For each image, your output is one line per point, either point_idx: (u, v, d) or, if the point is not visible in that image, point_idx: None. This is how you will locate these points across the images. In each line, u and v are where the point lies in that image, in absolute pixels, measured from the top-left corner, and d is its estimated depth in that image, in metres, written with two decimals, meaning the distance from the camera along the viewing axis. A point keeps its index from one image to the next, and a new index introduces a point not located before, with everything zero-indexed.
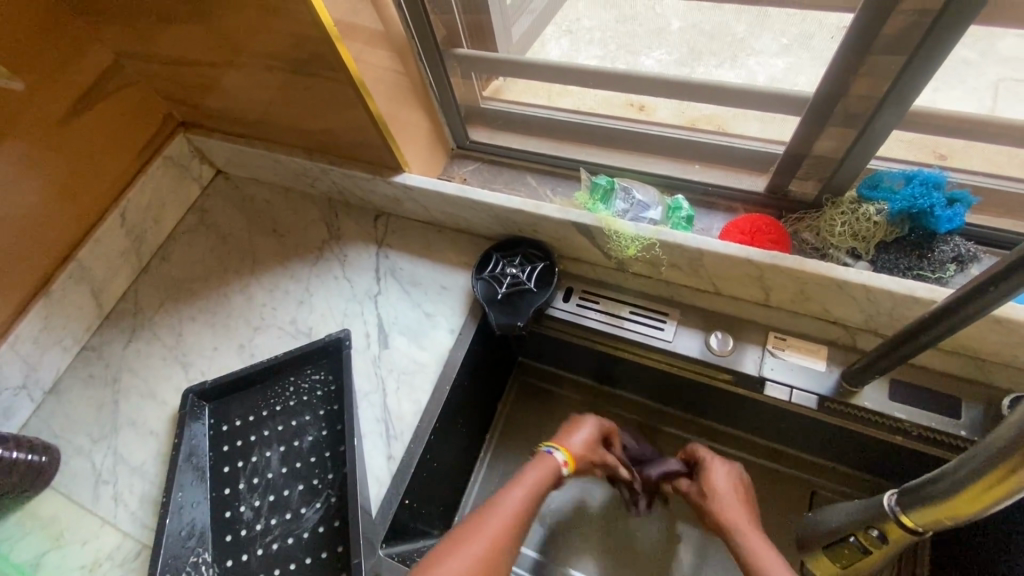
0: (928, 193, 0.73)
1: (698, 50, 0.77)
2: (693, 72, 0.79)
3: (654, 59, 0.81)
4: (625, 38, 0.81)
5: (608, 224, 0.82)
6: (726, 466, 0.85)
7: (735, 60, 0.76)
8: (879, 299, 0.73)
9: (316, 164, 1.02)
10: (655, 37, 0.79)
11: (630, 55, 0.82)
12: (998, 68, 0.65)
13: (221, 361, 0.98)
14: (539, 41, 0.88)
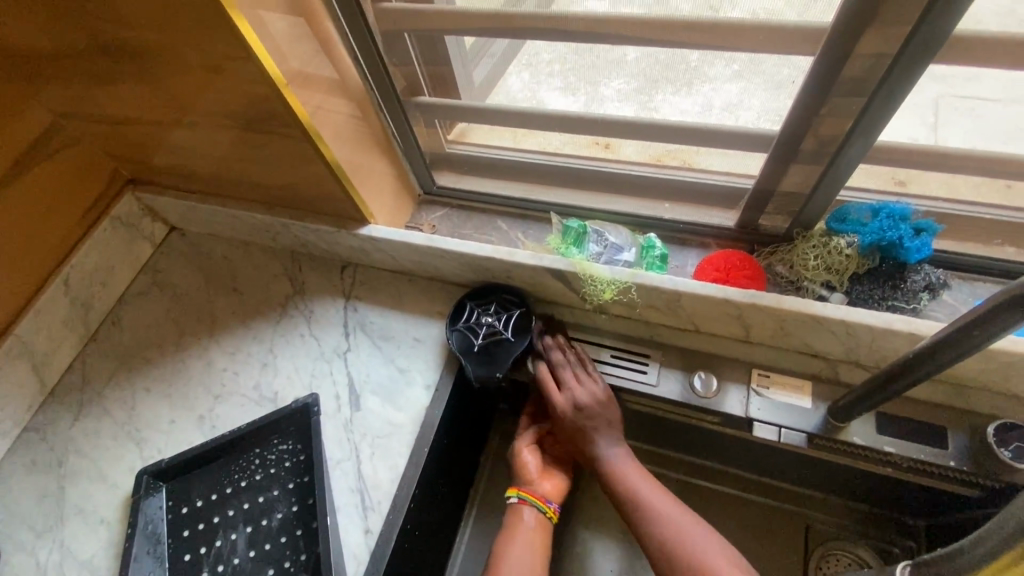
0: (895, 225, 0.74)
1: (654, 79, 0.74)
2: (652, 100, 0.77)
3: (615, 88, 0.78)
4: (584, 69, 0.77)
5: (583, 269, 0.81)
6: (573, 394, 0.81)
7: (691, 87, 0.73)
8: (859, 333, 0.72)
9: (275, 219, 0.97)
10: (614, 66, 0.75)
11: (588, 85, 0.79)
12: (936, 86, 0.65)
13: (178, 435, 0.91)
14: (501, 82, 0.86)
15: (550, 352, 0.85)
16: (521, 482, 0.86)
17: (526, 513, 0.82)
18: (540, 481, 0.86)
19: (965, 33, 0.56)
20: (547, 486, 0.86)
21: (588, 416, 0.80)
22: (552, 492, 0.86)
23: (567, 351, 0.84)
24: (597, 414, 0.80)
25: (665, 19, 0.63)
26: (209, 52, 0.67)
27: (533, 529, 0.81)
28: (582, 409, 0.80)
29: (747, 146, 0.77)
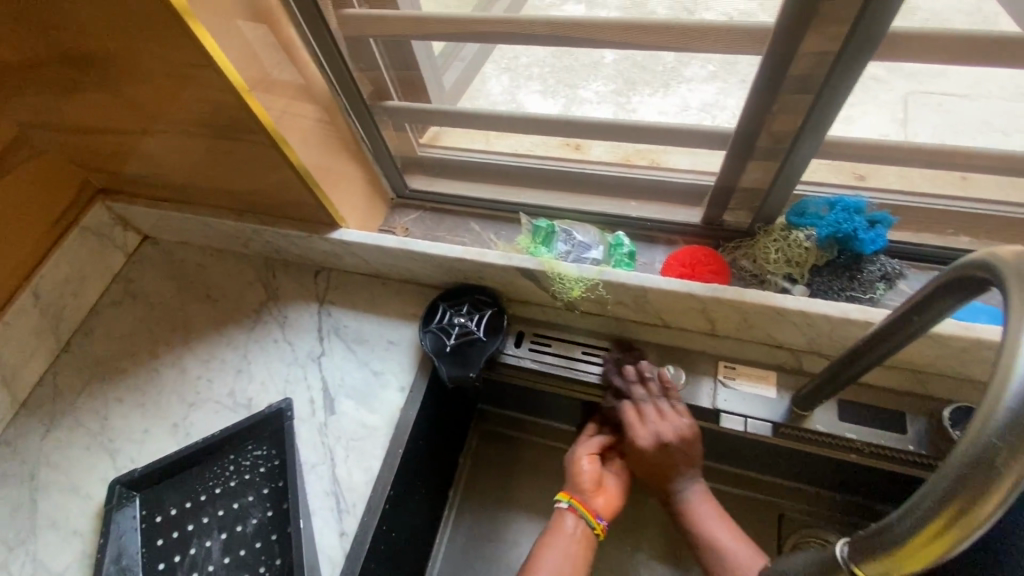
0: (850, 218, 0.76)
1: (633, 81, 0.77)
2: (630, 103, 0.79)
3: (593, 91, 0.81)
4: (563, 73, 0.81)
5: (551, 268, 0.82)
6: (656, 430, 0.79)
7: (668, 88, 0.76)
8: (818, 323, 0.74)
9: (247, 226, 0.98)
10: (591, 69, 0.79)
11: (569, 88, 0.82)
12: (905, 83, 0.69)
13: (152, 445, 0.90)
14: (479, 81, 0.87)
15: (636, 382, 0.82)
16: (575, 490, 0.82)
17: (569, 517, 0.79)
18: (594, 493, 0.82)
19: (899, 30, 0.58)
20: (600, 501, 0.82)
21: (675, 454, 0.79)
22: (603, 507, 0.82)
23: (653, 382, 0.81)
24: (680, 452, 0.79)
25: (622, 22, 0.65)
26: (170, 60, 0.68)
27: (579, 548, 0.78)
28: (667, 447, 0.78)
29: (706, 143, 0.79)
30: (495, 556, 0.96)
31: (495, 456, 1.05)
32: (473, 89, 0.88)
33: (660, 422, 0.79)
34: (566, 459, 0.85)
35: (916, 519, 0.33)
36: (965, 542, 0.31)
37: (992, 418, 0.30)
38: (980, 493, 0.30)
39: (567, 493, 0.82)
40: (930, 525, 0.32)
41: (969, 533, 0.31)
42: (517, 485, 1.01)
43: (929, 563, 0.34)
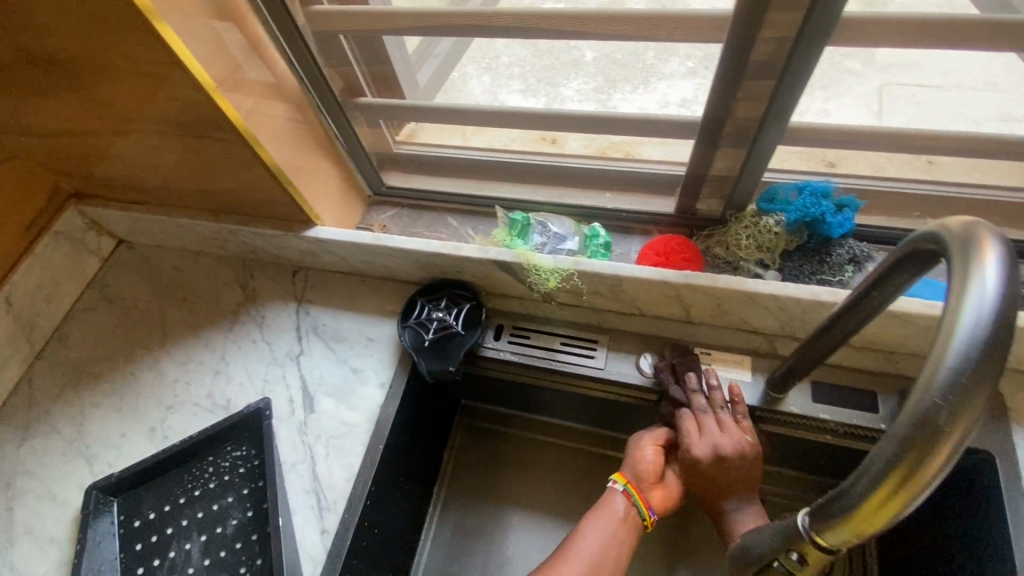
0: (818, 202, 0.77)
1: (613, 78, 0.80)
2: (610, 99, 0.82)
3: (574, 89, 0.83)
4: (544, 71, 0.83)
5: (527, 259, 0.82)
6: (714, 441, 0.72)
7: (648, 84, 0.80)
8: (789, 307, 0.75)
9: (223, 226, 0.97)
10: (571, 68, 0.82)
11: (550, 86, 0.84)
12: (881, 75, 0.74)
13: (130, 449, 0.89)
14: (460, 79, 0.88)
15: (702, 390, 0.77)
16: (635, 478, 0.75)
17: (615, 502, 0.74)
18: (653, 485, 0.75)
19: (853, 15, 0.60)
20: (656, 495, 0.75)
21: (731, 470, 0.72)
22: (659, 502, 0.75)
23: (717, 393, 0.76)
24: (736, 470, 0.72)
25: (589, 14, 0.66)
26: (135, 58, 0.67)
27: (624, 538, 0.72)
28: (721, 461, 0.72)
29: (675, 132, 0.80)
30: (480, 551, 0.96)
31: (479, 451, 1.05)
32: (455, 87, 0.89)
33: (720, 434, 0.73)
34: (625, 446, 0.79)
35: (868, 483, 0.33)
36: (916, 500, 0.32)
37: (933, 379, 0.31)
38: (926, 452, 0.31)
39: (623, 479, 0.76)
40: (884, 486, 0.32)
41: (918, 491, 0.32)
42: (502, 479, 1.02)
43: (881, 525, 0.34)
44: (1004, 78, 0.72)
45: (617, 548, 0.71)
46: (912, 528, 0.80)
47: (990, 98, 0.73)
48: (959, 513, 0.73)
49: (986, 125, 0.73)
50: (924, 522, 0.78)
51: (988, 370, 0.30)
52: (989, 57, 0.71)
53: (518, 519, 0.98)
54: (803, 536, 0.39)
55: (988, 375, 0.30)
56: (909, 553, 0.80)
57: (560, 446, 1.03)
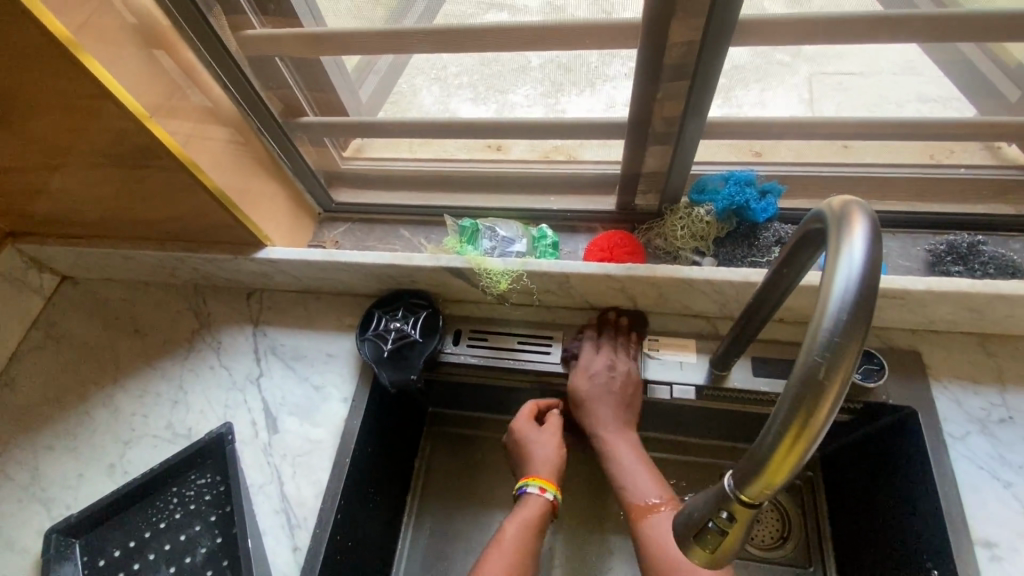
0: (742, 190, 0.84)
1: (559, 83, 0.79)
2: (558, 103, 0.81)
3: (522, 95, 0.82)
4: (493, 79, 0.81)
5: (478, 263, 0.85)
6: (584, 371, 0.84)
7: (594, 88, 0.78)
8: (724, 290, 0.80)
9: (170, 255, 0.96)
10: (518, 74, 0.79)
11: (498, 94, 0.83)
12: (808, 66, 0.76)
13: (89, 488, 0.88)
14: (410, 91, 0.86)
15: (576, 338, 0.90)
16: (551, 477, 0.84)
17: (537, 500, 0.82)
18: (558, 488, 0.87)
19: (751, 18, 0.65)
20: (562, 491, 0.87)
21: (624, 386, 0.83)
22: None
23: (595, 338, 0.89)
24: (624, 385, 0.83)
25: (519, 28, 0.69)
26: (62, 91, 0.67)
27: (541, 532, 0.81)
28: (617, 373, 0.83)
29: (607, 134, 0.84)
30: (457, 553, 0.98)
31: (450, 456, 1.07)
32: (405, 100, 0.87)
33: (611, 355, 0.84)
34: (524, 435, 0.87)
35: (772, 438, 0.37)
36: (812, 447, 0.36)
37: (814, 341, 0.35)
38: (816, 403, 0.35)
39: (550, 486, 0.83)
40: (785, 441, 0.36)
41: (812, 439, 0.36)
42: (474, 480, 1.04)
43: (787, 474, 0.39)
44: (922, 62, 0.75)
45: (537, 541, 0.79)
46: (854, 484, 0.87)
47: (910, 83, 0.77)
48: (891, 464, 0.79)
49: (905, 110, 0.79)
50: (863, 476, 0.85)
51: (857, 331, 0.35)
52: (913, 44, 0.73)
53: (493, 517, 1.00)
54: (731, 495, 0.43)
55: (856, 335, 0.35)
56: (857, 508, 0.86)
57: None
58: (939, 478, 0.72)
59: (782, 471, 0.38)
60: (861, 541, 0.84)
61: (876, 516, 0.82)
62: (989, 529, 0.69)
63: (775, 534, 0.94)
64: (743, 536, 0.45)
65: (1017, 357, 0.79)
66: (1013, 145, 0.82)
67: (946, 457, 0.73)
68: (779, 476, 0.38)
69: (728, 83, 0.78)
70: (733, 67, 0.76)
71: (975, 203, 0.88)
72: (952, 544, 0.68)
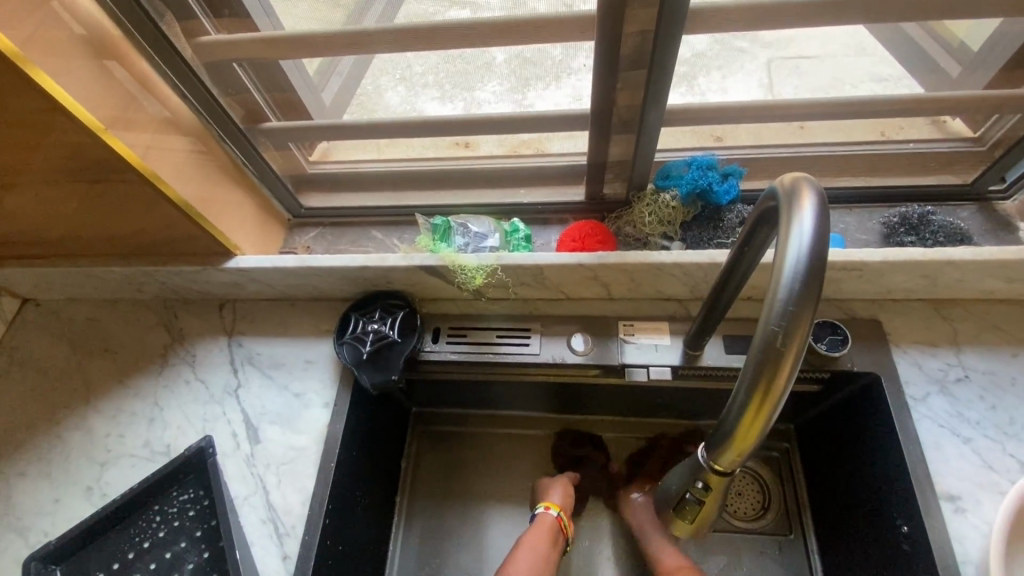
0: (705, 173, 0.86)
1: (526, 78, 0.79)
2: (526, 98, 0.82)
3: (490, 91, 0.82)
4: (457, 76, 0.81)
5: (451, 260, 0.86)
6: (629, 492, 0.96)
7: (559, 81, 0.80)
8: (693, 272, 0.83)
9: (136, 270, 0.94)
10: (485, 71, 0.80)
11: (465, 91, 0.83)
12: (766, 52, 0.79)
13: (68, 512, 0.86)
14: (375, 91, 0.85)
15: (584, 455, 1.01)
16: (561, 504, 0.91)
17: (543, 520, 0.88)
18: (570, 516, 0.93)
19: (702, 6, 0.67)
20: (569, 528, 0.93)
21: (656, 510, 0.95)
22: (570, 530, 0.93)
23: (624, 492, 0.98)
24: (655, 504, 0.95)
25: (482, 23, 0.69)
26: (10, 106, 0.65)
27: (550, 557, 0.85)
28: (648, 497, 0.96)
29: (572, 126, 0.85)
30: (450, 548, 0.99)
31: (438, 454, 1.07)
32: (371, 101, 0.86)
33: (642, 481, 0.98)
34: (543, 485, 0.95)
35: (739, 406, 0.39)
36: (777, 411, 0.38)
37: (771, 310, 0.37)
38: (776, 368, 0.37)
39: (555, 506, 0.90)
40: (750, 408, 0.38)
41: (775, 402, 0.38)
42: (462, 476, 1.05)
43: (755, 439, 0.40)
44: (872, 42, 0.79)
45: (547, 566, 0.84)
46: (829, 450, 0.90)
47: (860, 64, 0.81)
48: (860, 430, 0.83)
49: (860, 89, 0.81)
50: (836, 443, 0.88)
51: (810, 299, 0.37)
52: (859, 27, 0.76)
53: (483, 510, 1.01)
54: (705, 465, 0.45)
55: (809, 303, 0.37)
56: (831, 474, 0.90)
57: (514, 436, 1.07)
58: (903, 437, 0.75)
59: (749, 438, 0.40)
60: (837, 504, 0.88)
61: (850, 479, 0.85)
62: (952, 483, 0.73)
63: (757, 505, 0.97)
64: (719, 504, 0.47)
65: (969, 320, 0.83)
66: (958, 118, 0.86)
67: (908, 418, 0.77)
68: (747, 442, 0.40)
69: (692, 70, 0.80)
70: (695, 54, 0.77)
71: (924, 175, 0.92)
72: (918, 500, 0.72)
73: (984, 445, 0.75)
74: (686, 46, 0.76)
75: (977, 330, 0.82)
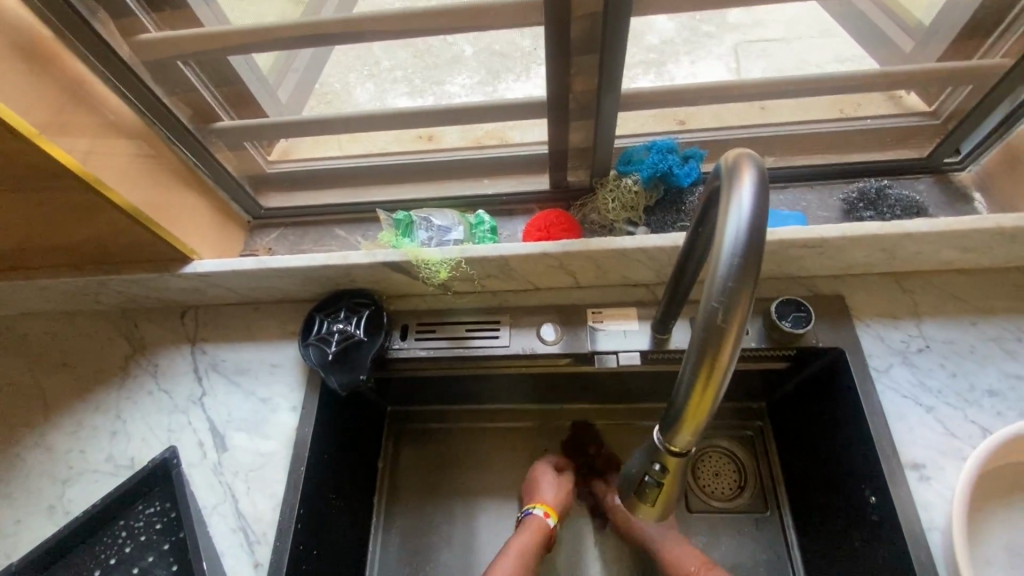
0: (665, 157, 0.85)
1: (496, 70, 0.83)
2: (497, 90, 0.84)
3: (460, 85, 0.85)
4: (426, 70, 0.84)
5: (415, 255, 0.84)
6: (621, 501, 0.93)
7: (530, 70, 0.82)
8: (657, 256, 0.82)
9: (90, 280, 0.91)
10: (455, 64, 0.84)
11: (435, 85, 0.85)
12: (733, 35, 0.83)
13: (30, 533, 0.83)
14: (345, 89, 0.87)
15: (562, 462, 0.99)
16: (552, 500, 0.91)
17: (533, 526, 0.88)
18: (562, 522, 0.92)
19: None
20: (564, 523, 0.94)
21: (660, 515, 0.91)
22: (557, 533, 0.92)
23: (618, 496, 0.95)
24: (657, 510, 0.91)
25: (436, 10, 0.69)
26: None
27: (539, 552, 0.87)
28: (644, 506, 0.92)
29: (530, 113, 0.85)
30: (430, 546, 0.98)
31: (414, 453, 1.06)
32: (339, 99, 0.87)
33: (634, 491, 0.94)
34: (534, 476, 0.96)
35: (687, 387, 0.39)
36: (723, 389, 0.38)
37: (712, 289, 0.37)
38: (719, 344, 0.37)
39: (547, 506, 0.90)
40: (697, 389, 0.38)
41: (721, 379, 0.38)
42: (441, 473, 1.04)
43: (705, 418, 0.40)
44: (835, 24, 0.81)
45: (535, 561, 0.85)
46: (801, 427, 0.91)
47: (827, 45, 0.83)
48: (829, 405, 0.84)
49: (827, 68, 0.82)
50: (806, 420, 0.89)
51: (750, 275, 0.37)
52: (824, 6, 0.78)
53: (463, 507, 1.01)
54: (661, 448, 0.45)
55: (749, 279, 0.36)
56: (803, 451, 0.91)
57: (491, 430, 1.06)
58: (868, 410, 0.76)
59: (699, 418, 0.40)
60: (810, 480, 0.89)
61: (820, 454, 0.86)
62: (916, 452, 0.74)
63: (733, 485, 0.98)
64: (678, 488, 0.47)
65: (929, 290, 0.84)
66: (912, 93, 0.88)
67: (873, 391, 0.78)
68: (697, 422, 0.40)
69: (659, 57, 0.83)
70: (663, 40, 0.82)
71: (882, 150, 0.93)
72: (884, 470, 0.73)
73: (946, 413, 0.76)
74: (655, 31, 0.80)
75: (936, 300, 0.84)
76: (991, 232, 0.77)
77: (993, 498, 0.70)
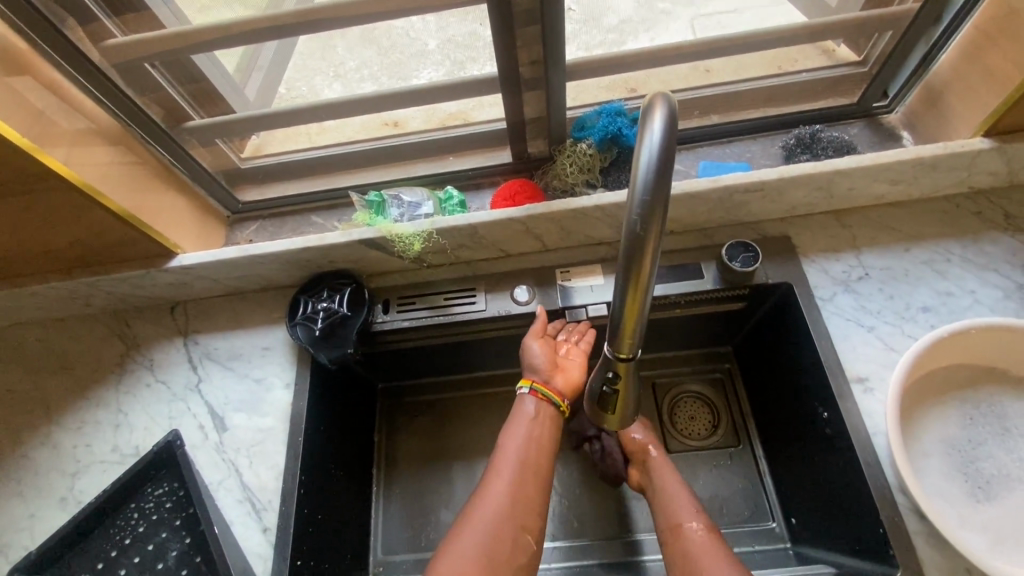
0: (614, 120, 0.92)
1: (460, 59, 0.88)
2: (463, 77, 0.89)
3: (427, 76, 0.89)
4: (391, 67, 0.89)
5: (387, 230, 0.90)
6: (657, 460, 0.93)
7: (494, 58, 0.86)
8: (614, 212, 0.89)
9: (80, 282, 0.95)
10: (419, 58, 0.88)
11: (401, 76, 0.90)
12: (688, 11, 0.89)
13: (45, 524, 0.87)
14: (310, 87, 0.91)
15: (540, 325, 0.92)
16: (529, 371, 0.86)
17: (524, 427, 0.79)
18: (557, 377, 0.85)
19: None
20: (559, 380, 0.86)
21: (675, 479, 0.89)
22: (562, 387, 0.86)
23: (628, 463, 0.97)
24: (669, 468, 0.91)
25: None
26: None
27: (528, 468, 0.76)
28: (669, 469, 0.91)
29: (486, 89, 0.90)
30: (429, 508, 1.04)
31: (407, 425, 1.11)
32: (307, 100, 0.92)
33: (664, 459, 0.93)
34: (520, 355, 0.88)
35: (621, 296, 0.47)
36: (647, 297, 0.46)
37: (632, 207, 0.44)
38: (641, 255, 0.45)
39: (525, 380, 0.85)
40: (628, 299, 0.47)
41: (645, 290, 0.46)
42: (434, 441, 1.09)
43: (637, 327, 0.49)
44: None
45: (524, 494, 0.73)
46: (764, 362, 0.98)
47: (777, 12, 0.89)
48: (784, 337, 0.91)
49: (769, 26, 0.89)
50: (768, 354, 0.96)
51: (660, 195, 0.44)
52: None
53: (459, 468, 1.06)
54: (612, 359, 0.54)
55: (660, 198, 0.44)
56: (767, 383, 0.98)
57: (478, 396, 1.12)
58: (816, 335, 0.83)
59: (631, 324, 0.49)
60: (776, 409, 0.96)
61: (781, 384, 0.94)
62: (860, 367, 0.81)
63: (708, 425, 1.04)
64: (632, 392, 0.58)
65: (866, 224, 0.92)
66: (842, 44, 0.95)
67: (819, 317, 0.85)
68: (632, 327, 0.49)
69: (621, 36, 0.88)
70: (621, 20, 0.87)
71: (817, 99, 1.00)
72: (834, 387, 0.80)
73: (887, 330, 0.83)
74: (613, 13, 0.86)
75: (873, 233, 0.91)
76: (914, 163, 0.85)
77: (927, 399, 0.79)
